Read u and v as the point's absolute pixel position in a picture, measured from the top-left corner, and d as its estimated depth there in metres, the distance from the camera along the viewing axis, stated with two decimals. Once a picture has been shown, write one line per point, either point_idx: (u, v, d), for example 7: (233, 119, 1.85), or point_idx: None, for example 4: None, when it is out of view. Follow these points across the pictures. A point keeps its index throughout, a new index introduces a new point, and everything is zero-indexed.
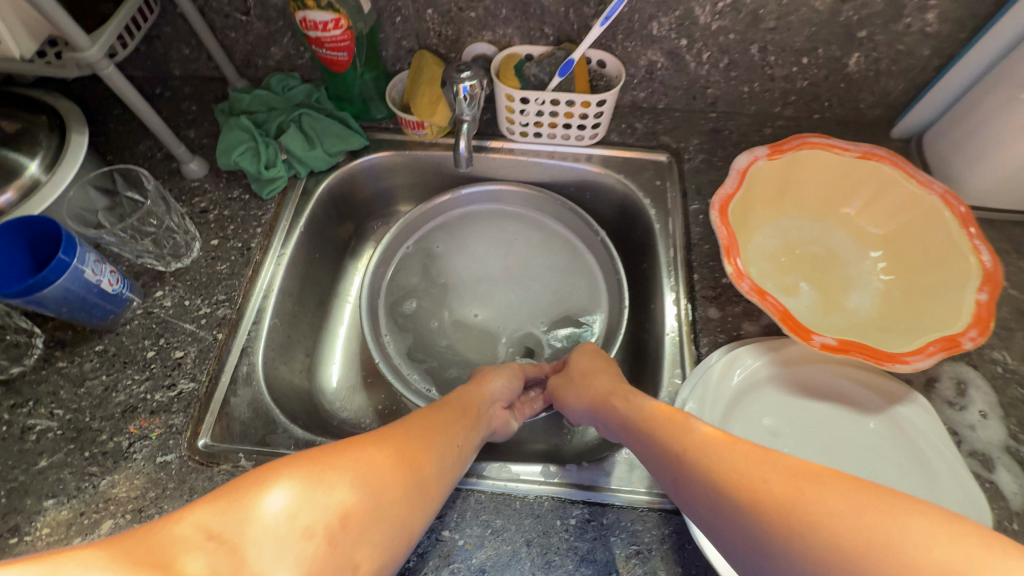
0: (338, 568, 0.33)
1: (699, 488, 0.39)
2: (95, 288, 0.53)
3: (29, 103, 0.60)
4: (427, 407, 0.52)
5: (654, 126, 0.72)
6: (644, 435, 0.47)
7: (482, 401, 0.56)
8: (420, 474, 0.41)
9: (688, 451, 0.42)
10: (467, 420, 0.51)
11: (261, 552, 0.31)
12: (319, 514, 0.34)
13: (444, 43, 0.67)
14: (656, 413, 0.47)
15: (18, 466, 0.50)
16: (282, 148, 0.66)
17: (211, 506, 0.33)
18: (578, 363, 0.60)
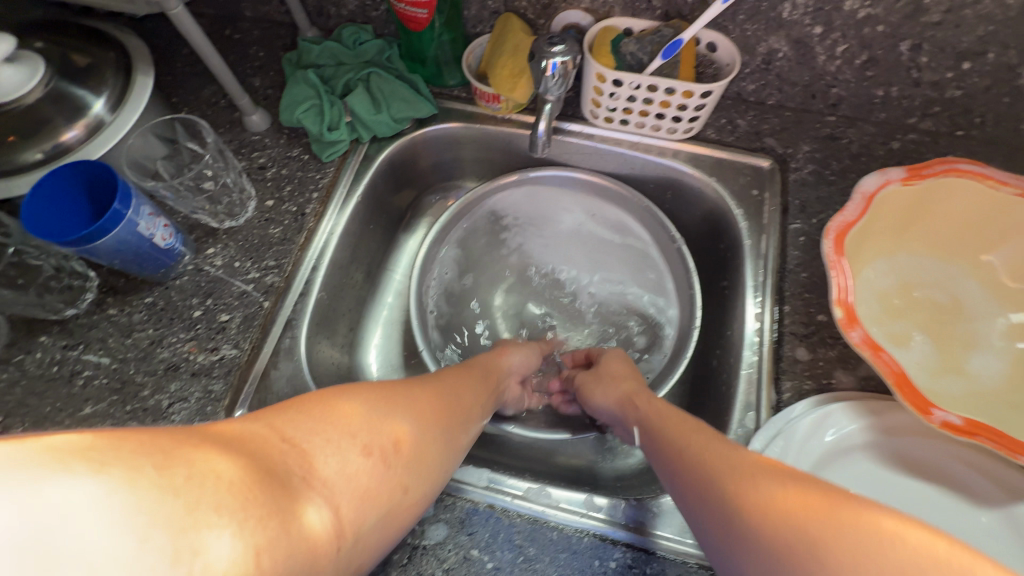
0: (390, 486, 0.34)
1: (709, 493, 0.35)
2: (147, 242, 0.51)
3: (99, 36, 0.58)
4: (447, 368, 0.52)
5: (759, 125, 0.62)
6: (675, 452, 0.41)
7: (499, 372, 0.56)
8: (450, 422, 0.43)
9: (718, 467, 0.37)
10: (485, 383, 0.52)
11: (328, 459, 0.31)
12: (377, 436, 0.35)
13: (534, 8, 0.60)
14: (698, 429, 0.42)
15: (65, 409, 0.50)
16: (347, 110, 0.62)
17: (275, 414, 0.32)
18: (608, 366, 0.57)
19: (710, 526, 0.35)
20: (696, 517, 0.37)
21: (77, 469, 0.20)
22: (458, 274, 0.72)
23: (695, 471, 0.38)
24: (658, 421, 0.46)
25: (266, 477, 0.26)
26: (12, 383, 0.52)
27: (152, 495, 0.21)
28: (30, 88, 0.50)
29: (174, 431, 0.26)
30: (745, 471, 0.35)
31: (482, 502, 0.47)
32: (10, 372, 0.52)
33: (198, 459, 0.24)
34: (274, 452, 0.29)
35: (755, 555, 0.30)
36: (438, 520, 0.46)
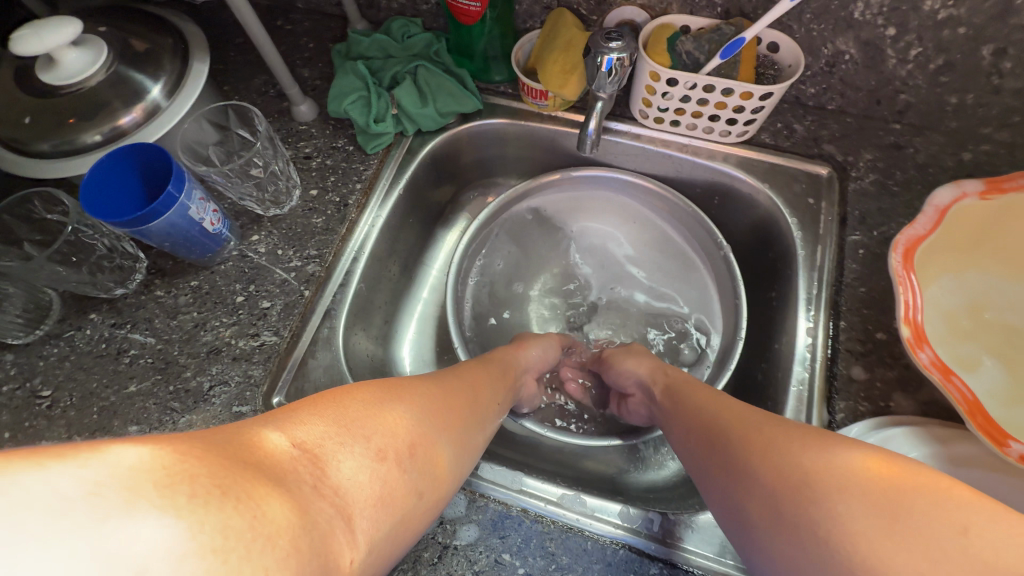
0: (406, 492, 0.33)
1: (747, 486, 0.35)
2: (197, 226, 0.52)
3: (158, 22, 0.59)
4: (461, 364, 0.51)
5: (818, 131, 0.59)
6: (703, 416, 0.43)
7: (516, 368, 0.56)
8: (462, 425, 0.42)
9: (760, 447, 0.35)
10: (500, 376, 0.52)
11: (341, 465, 0.29)
12: (391, 439, 0.34)
13: (588, 3, 0.58)
14: (722, 399, 0.43)
15: (112, 386, 0.52)
16: (394, 102, 0.62)
17: (285, 416, 0.30)
18: (638, 346, 0.60)
19: (720, 475, 0.38)
20: (710, 472, 0.39)
21: (71, 493, 0.18)
22: (507, 278, 0.71)
23: (718, 432, 0.40)
24: (684, 398, 0.47)
25: (277, 487, 0.24)
26: (63, 358, 0.53)
27: (153, 517, 0.19)
28: (94, 72, 0.52)
29: (179, 439, 0.24)
30: (768, 434, 0.36)
31: (514, 506, 0.46)
32: (61, 347, 0.54)
33: (203, 476, 0.22)
34: (285, 458, 0.27)
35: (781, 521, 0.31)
36: (469, 521, 0.45)
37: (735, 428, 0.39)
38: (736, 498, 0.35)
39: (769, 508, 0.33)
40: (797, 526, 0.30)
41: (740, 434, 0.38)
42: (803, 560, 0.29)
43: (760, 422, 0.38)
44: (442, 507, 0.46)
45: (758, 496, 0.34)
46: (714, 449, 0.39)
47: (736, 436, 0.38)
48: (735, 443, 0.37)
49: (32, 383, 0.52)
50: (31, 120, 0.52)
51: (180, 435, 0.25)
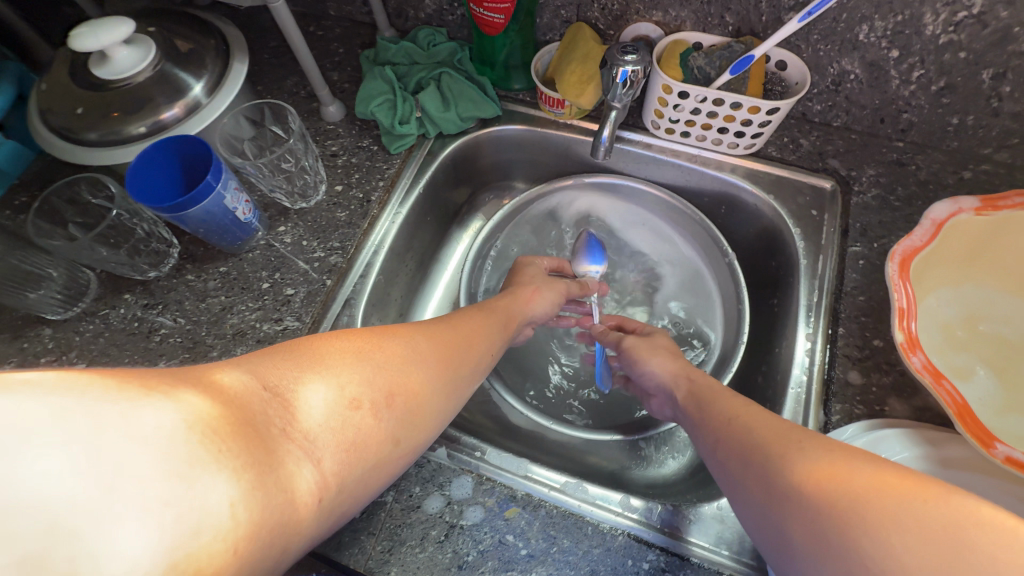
0: (379, 439, 0.37)
1: (756, 490, 0.37)
2: (230, 215, 0.55)
3: (201, 23, 0.62)
4: (462, 313, 0.53)
5: (822, 146, 0.62)
6: (736, 431, 0.41)
7: (518, 315, 0.58)
8: (450, 376, 0.45)
9: (776, 450, 0.37)
10: (498, 323, 0.54)
11: (312, 411, 0.33)
12: (368, 389, 0.37)
13: (606, 19, 0.62)
14: (757, 414, 0.42)
15: (142, 362, 0.55)
16: (418, 106, 0.65)
17: (260, 361, 0.34)
18: (661, 341, 0.60)
19: (759, 499, 0.36)
20: (747, 492, 0.37)
21: (38, 417, 0.21)
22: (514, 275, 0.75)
23: (756, 453, 0.38)
24: (713, 410, 0.46)
25: (244, 427, 0.28)
26: (98, 334, 0.57)
27: (121, 442, 0.22)
28: (142, 68, 0.55)
29: (151, 373, 0.27)
30: (804, 458, 0.35)
31: (519, 490, 0.48)
32: (96, 324, 0.57)
33: (168, 407, 0.25)
34: (260, 404, 0.31)
35: (787, 521, 0.33)
36: (475, 502, 0.47)
37: (776, 449, 0.37)
38: (779, 525, 0.34)
39: (811, 540, 0.31)
40: (840, 556, 0.29)
41: (780, 455, 0.36)
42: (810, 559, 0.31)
43: (797, 444, 0.36)
44: (450, 489, 0.48)
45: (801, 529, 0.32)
46: (752, 469, 0.37)
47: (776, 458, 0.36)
48: (773, 467, 0.36)
49: (68, 356, 0.56)
50: (83, 110, 0.56)
51: (150, 371, 0.27)
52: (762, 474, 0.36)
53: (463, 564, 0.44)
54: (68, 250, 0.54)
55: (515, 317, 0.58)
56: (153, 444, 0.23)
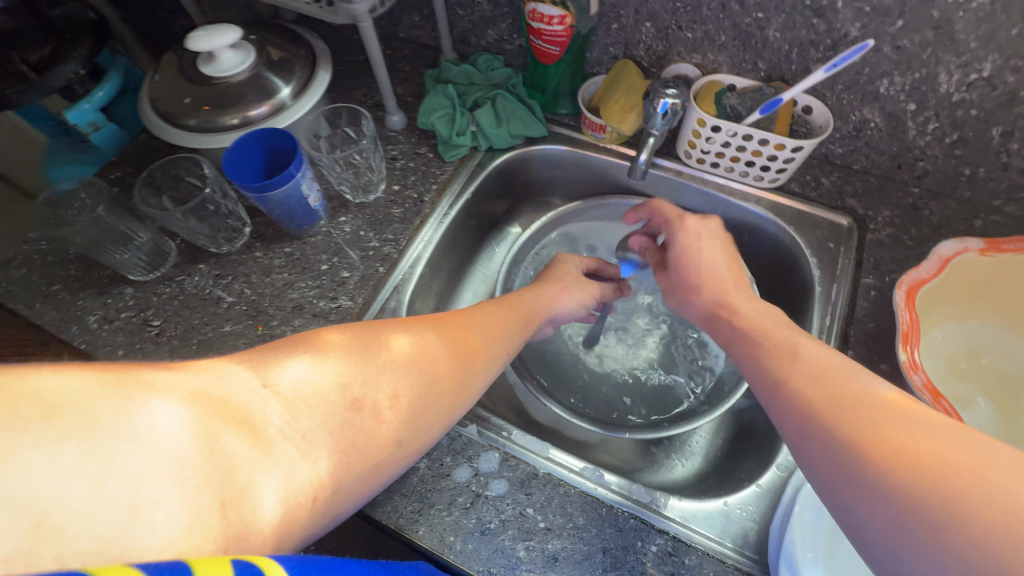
0: (380, 441, 0.37)
1: (813, 453, 0.36)
2: (304, 201, 0.62)
3: (292, 34, 0.71)
4: (484, 308, 0.53)
5: (843, 186, 0.67)
6: (784, 392, 0.40)
7: (541, 313, 0.59)
8: (462, 379, 0.45)
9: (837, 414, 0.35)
10: (514, 317, 0.55)
11: (313, 411, 0.34)
12: (372, 392, 0.38)
13: (650, 57, 0.69)
14: (829, 364, 0.40)
15: (210, 324, 0.61)
16: (473, 121, 0.73)
17: (260, 356, 0.35)
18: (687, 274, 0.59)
19: (817, 457, 0.35)
20: (806, 452, 0.36)
21: (30, 415, 0.21)
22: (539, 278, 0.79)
23: (817, 416, 0.36)
24: (762, 365, 0.44)
25: (235, 428, 0.28)
26: (172, 297, 0.63)
27: (111, 442, 0.22)
28: (241, 70, 0.64)
29: (146, 367, 0.27)
30: (866, 423, 0.34)
31: (541, 469, 0.52)
32: (171, 288, 0.64)
33: (163, 404, 0.25)
34: (256, 402, 0.31)
35: (856, 491, 0.32)
36: (500, 475, 0.51)
37: (851, 411, 0.35)
38: (839, 488, 0.33)
39: (892, 511, 0.29)
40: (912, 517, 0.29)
41: (855, 424, 0.34)
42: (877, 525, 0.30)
43: (879, 408, 0.34)
44: (478, 462, 0.52)
45: (881, 502, 0.30)
46: (814, 437, 0.36)
47: (854, 423, 0.34)
48: (831, 429, 0.35)
49: (145, 314, 0.62)
50: (190, 100, 0.64)
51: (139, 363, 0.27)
52: (833, 437, 0.34)
53: (484, 530, 0.48)
54: (161, 220, 0.62)
55: (536, 313, 0.59)
56: (139, 445, 0.23)
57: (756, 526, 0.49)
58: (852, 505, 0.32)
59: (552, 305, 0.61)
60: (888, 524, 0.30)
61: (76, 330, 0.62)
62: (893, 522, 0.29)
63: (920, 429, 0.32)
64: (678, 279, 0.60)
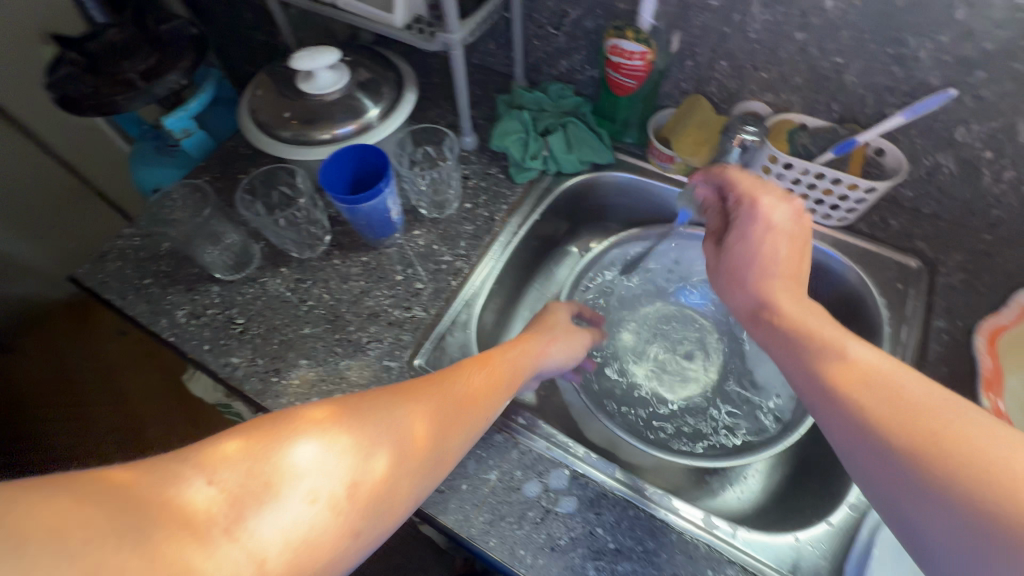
0: (341, 530, 0.35)
1: (869, 457, 0.37)
2: (385, 214, 0.65)
3: (377, 56, 0.75)
4: (464, 365, 0.50)
5: (912, 229, 0.68)
6: (837, 396, 0.40)
7: (527, 368, 0.55)
8: (423, 458, 0.41)
9: (895, 419, 0.36)
10: (497, 377, 0.51)
11: (261, 508, 0.32)
12: (327, 480, 0.36)
13: (721, 94, 0.71)
14: (884, 369, 0.40)
15: (291, 325, 0.64)
16: (545, 146, 0.75)
17: (208, 449, 0.34)
18: (735, 260, 0.54)
19: (873, 455, 0.37)
20: (859, 453, 0.38)
21: None
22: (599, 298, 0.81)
23: (877, 429, 0.37)
24: (806, 366, 0.43)
25: (169, 540, 0.28)
26: (255, 297, 0.67)
27: None
28: (334, 89, 0.67)
29: (76, 489, 0.27)
30: (929, 425, 0.35)
31: (610, 490, 0.52)
32: (255, 289, 0.67)
33: (84, 534, 0.26)
34: (197, 505, 0.31)
35: (916, 497, 0.34)
36: (570, 493, 0.52)
37: (914, 423, 0.36)
38: (896, 488, 0.35)
39: (961, 524, 0.31)
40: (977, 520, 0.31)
41: (920, 438, 0.35)
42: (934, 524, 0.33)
43: (933, 421, 0.35)
44: (548, 478, 0.53)
45: (952, 518, 0.32)
46: (871, 449, 0.37)
47: (921, 436, 0.35)
48: (895, 439, 0.36)
49: (230, 312, 0.66)
50: (290, 115, 0.68)
51: (65, 486, 0.27)
52: (900, 452, 0.35)
53: (555, 546, 0.49)
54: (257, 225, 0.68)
55: (524, 368, 0.55)
56: None
57: (827, 565, 0.49)
58: (921, 519, 0.34)
59: (540, 356, 0.58)
60: (943, 521, 0.32)
61: (165, 324, 0.65)
62: (957, 523, 0.31)
63: (987, 441, 0.33)
64: (728, 263, 0.55)
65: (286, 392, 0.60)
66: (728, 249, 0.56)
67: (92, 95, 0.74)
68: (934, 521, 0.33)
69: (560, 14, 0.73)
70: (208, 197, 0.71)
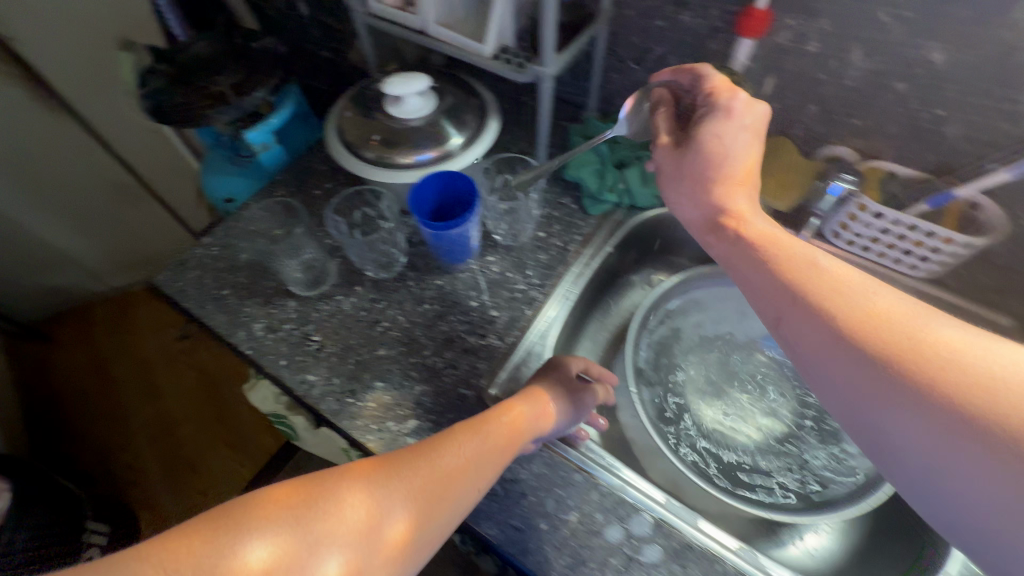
0: None
1: (839, 363, 0.40)
2: (467, 241, 0.66)
3: (461, 83, 0.76)
4: (449, 434, 0.48)
5: (1000, 286, 0.67)
6: (806, 309, 0.43)
7: (523, 435, 0.52)
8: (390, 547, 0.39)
9: (860, 325, 0.39)
10: (483, 446, 0.48)
11: None
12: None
13: (806, 138, 0.70)
14: (851, 286, 0.42)
15: (366, 345, 0.64)
16: (622, 179, 0.74)
17: (163, 552, 0.33)
18: (694, 159, 0.55)
19: (844, 363, 0.39)
20: (828, 362, 0.41)
21: None
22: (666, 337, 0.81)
23: (849, 346, 0.39)
24: (771, 280, 0.46)
25: None
26: (331, 315, 0.67)
27: None
28: (422, 114, 0.68)
29: None
30: (890, 325, 0.39)
31: (695, 541, 0.51)
32: (330, 306, 0.68)
33: None
34: None
35: (883, 398, 0.37)
36: (654, 541, 0.51)
37: (881, 336, 0.38)
38: (862, 391, 0.38)
39: (920, 417, 0.35)
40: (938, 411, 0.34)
41: (883, 348, 0.38)
42: (900, 424, 0.36)
43: (895, 331, 0.38)
44: (630, 524, 0.52)
45: (918, 422, 0.35)
46: (839, 362, 0.40)
47: (887, 347, 0.38)
48: (862, 349, 0.39)
49: (305, 328, 0.66)
50: (380, 138, 0.69)
51: None
52: (869, 364, 0.38)
53: None
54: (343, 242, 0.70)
55: (520, 435, 0.52)
56: None
57: None
58: (889, 425, 0.37)
59: (537, 428, 0.53)
60: (908, 418, 0.36)
61: (243, 335, 0.66)
62: (918, 415, 0.35)
63: (947, 346, 0.36)
64: (689, 168, 0.55)
65: (362, 414, 0.59)
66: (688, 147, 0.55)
67: (182, 106, 0.76)
68: (898, 420, 0.36)
69: (644, 51, 0.73)
70: (300, 218, 0.74)
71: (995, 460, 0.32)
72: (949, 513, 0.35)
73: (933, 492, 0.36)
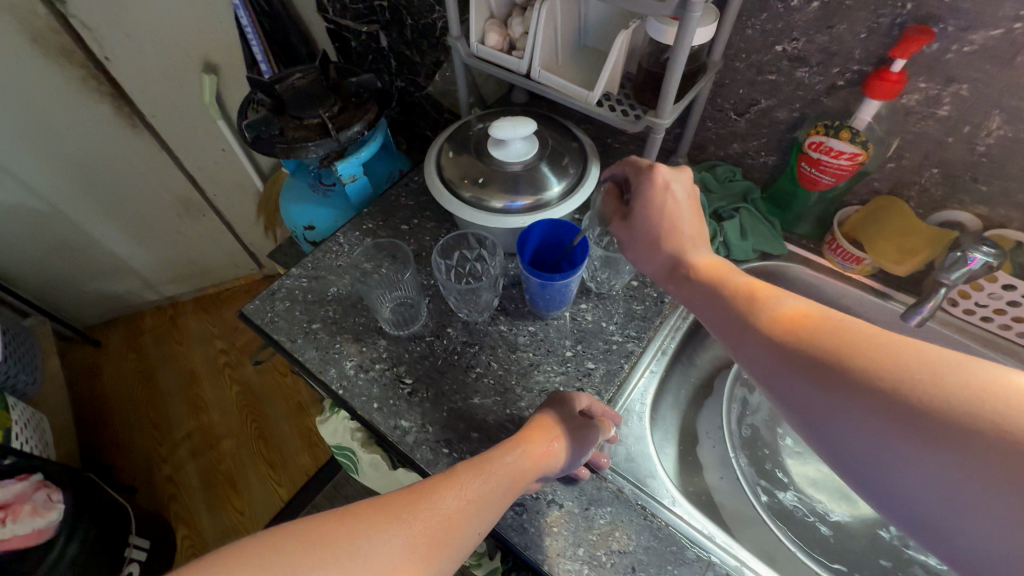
0: None
1: (796, 392, 0.37)
2: (565, 293, 0.64)
3: (557, 126, 0.76)
4: (446, 477, 0.44)
5: None
6: (757, 337, 0.40)
7: (523, 477, 0.49)
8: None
9: (810, 348, 0.37)
10: (483, 489, 0.45)
11: None
12: None
13: (921, 199, 0.67)
14: (804, 313, 0.40)
15: (460, 392, 0.63)
16: (720, 232, 0.74)
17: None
18: (639, 226, 0.54)
19: (804, 394, 0.36)
20: (785, 389, 0.38)
21: None
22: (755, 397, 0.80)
23: (799, 368, 0.37)
24: (725, 312, 0.44)
25: None
26: (423, 357, 0.66)
27: None
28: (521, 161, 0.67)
29: None
30: (840, 347, 0.35)
31: None
32: (422, 347, 0.66)
33: None
34: None
35: (851, 427, 0.33)
36: None
37: (818, 333, 0.37)
38: (828, 422, 0.35)
39: (890, 442, 0.31)
40: (912, 435, 0.30)
41: (825, 350, 0.36)
42: (876, 456, 0.32)
43: (829, 326, 0.37)
44: None
45: (873, 423, 0.32)
46: (788, 370, 0.37)
47: (827, 343, 0.36)
48: (814, 376, 0.36)
49: (397, 369, 0.65)
50: (482, 180, 0.68)
51: None
52: (810, 363, 0.36)
53: None
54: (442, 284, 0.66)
55: (522, 478, 0.49)
56: None
57: None
58: (841, 429, 0.34)
59: (543, 468, 0.51)
60: (881, 445, 0.32)
61: (334, 373, 0.65)
62: (891, 443, 0.31)
63: (900, 352, 0.33)
64: (642, 231, 0.54)
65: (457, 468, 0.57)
66: (637, 215, 0.54)
67: (279, 137, 0.77)
68: (875, 453, 0.32)
69: (748, 102, 0.71)
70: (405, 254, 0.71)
71: (949, 438, 0.29)
72: (922, 514, 0.31)
73: (902, 492, 0.31)
